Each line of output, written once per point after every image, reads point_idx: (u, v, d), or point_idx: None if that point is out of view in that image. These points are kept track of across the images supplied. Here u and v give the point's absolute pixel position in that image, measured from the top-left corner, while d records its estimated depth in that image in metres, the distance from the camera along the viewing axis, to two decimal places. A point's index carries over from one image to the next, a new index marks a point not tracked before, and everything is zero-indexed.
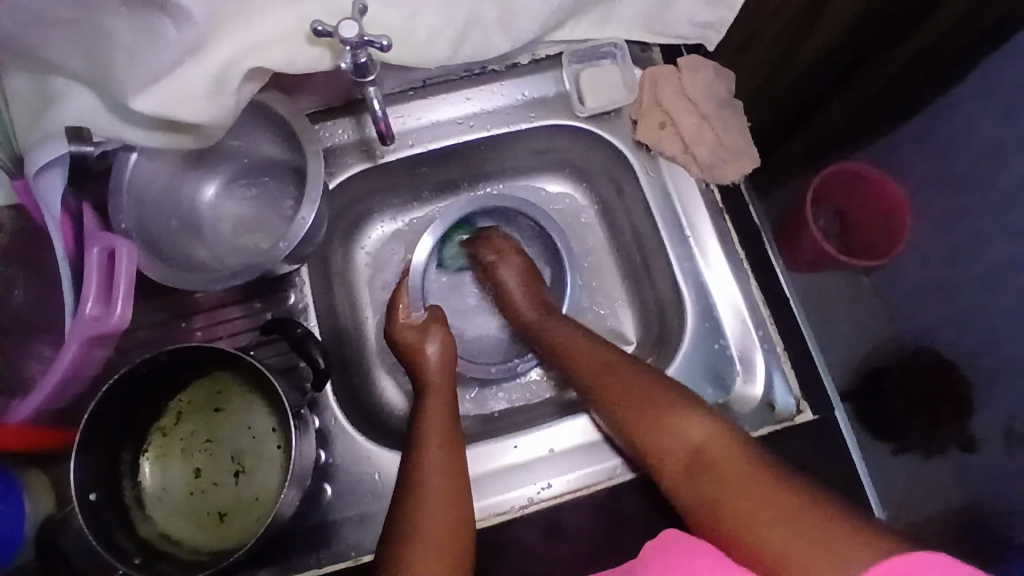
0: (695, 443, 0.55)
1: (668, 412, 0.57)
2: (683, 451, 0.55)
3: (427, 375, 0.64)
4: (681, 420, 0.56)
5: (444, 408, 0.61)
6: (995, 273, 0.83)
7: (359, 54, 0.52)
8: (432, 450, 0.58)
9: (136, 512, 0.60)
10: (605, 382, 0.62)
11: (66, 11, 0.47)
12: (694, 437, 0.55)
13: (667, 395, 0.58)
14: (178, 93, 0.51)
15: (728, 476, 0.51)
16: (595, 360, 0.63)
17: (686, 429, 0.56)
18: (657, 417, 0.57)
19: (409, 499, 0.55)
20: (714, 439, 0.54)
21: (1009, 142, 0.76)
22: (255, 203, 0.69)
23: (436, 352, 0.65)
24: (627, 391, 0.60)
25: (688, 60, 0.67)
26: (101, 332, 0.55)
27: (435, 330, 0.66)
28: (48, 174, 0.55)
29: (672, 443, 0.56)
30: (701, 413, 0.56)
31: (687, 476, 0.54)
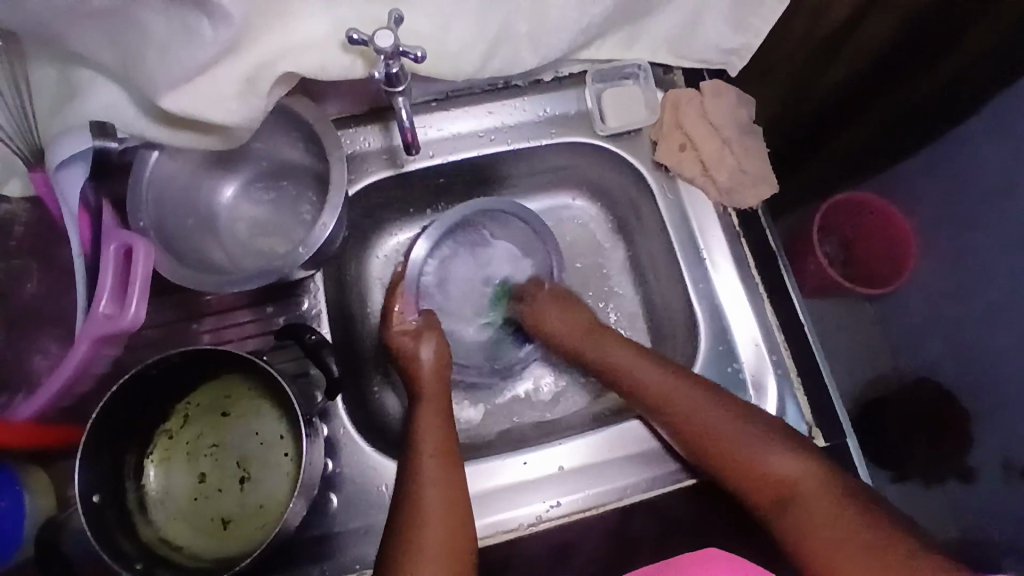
0: (788, 476, 0.55)
1: (756, 446, 0.57)
2: (772, 486, 0.55)
3: (419, 383, 0.64)
4: (768, 451, 0.56)
5: (441, 420, 0.61)
6: (998, 310, 0.83)
7: (392, 65, 0.53)
8: (428, 460, 0.57)
9: (138, 515, 0.59)
10: (686, 416, 0.60)
11: (98, 7, 0.47)
12: (785, 470, 0.55)
13: (755, 430, 0.57)
14: (207, 96, 0.51)
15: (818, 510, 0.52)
16: (656, 386, 0.62)
17: (776, 464, 0.55)
18: (745, 448, 0.57)
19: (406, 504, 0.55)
20: (805, 476, 0.54)
21: (1017, 178, 0.77)
22: (273, 206, 0.69)
23: (430, 357, 0.65)
24: (710, 427, 0.59)
25: (710, 84, 0.68)
26: (112, 331, 0.54)
27: (428, 337, 0.66)
28: (68, 168, 0.54)
29: (763, 475, 0.56)
30: (793, 448, 0.56)
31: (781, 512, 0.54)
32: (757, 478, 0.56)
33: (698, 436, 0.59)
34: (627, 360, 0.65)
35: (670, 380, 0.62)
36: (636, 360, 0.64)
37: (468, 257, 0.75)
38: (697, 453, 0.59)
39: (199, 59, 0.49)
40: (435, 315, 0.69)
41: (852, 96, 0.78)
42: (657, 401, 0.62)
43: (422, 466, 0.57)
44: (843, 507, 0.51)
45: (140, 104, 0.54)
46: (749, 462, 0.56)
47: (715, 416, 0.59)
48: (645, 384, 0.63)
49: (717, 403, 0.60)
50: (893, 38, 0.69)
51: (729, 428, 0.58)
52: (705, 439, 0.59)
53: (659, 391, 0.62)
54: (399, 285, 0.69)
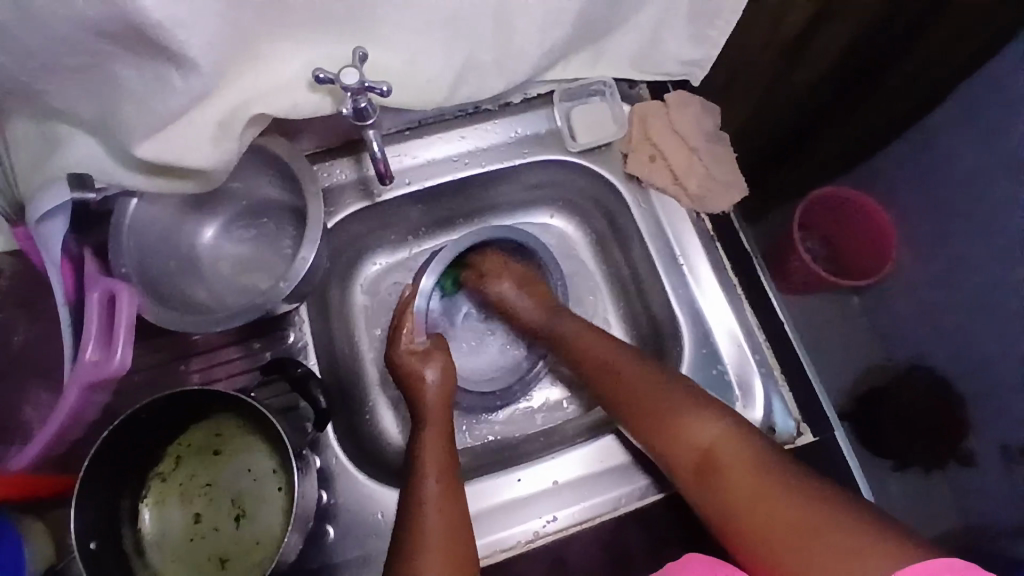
0: (704, 445, 0.55)
1: (678, 411, 0.57)
2: (688, 449, 0.56)
3: (424, 407, 0.64)
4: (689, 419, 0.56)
5: (442, 439, 0.61)
6: (983, 293, 0.86)
7: (359, 99, 0.54)
8: (430, 483, 0.57)
9: (135, 559, 0.59)
10: (620, 380, 0.62)
11: (70, 63, 0.48)
12: (703, 437, 0.55)
13: (680, 395, 0.58)
14: (181, 141, 0.53)
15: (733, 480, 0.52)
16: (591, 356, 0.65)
17: (693, 428, 0.56)
18: (668, 414, 0.58)
19: (408, 526, 0.55)
20: (722, 444, 0.54)
21: (989, 164, 0.80)
22: (253, 243, 0.70)
23: (435, 381, 0.65)
24: (638, 392, 0.60)
25: (675, 96, 0.70)
26: (101, 376, 0.55)
27: (435, 359, 0.66)
28: (50, 222, 0.55)
29: (681, 444, 0.56)
30: (716, 413, 0.56)
31: (698, 474, 0.55)
32: (676, 442, 0.56)
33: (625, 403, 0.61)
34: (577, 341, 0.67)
35: (611, 350, 0.64)
36: (580, 334, 0.67)
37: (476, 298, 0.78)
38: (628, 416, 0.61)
39: (171, 108, 0.51)
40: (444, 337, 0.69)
41: (816, 97, 0.80)
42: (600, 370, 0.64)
43: (424, 489, 0.57)
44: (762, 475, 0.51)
45: (117, 154, 0.55)
46: (670, 423, 0.57)
47: (644, 381, 0.60)
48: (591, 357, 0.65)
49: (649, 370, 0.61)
50: (850, 39, 0.71)
51: (648, 394, 0.59)
52: (635, 401, 0.60)
53: (600, 362, 0.64)
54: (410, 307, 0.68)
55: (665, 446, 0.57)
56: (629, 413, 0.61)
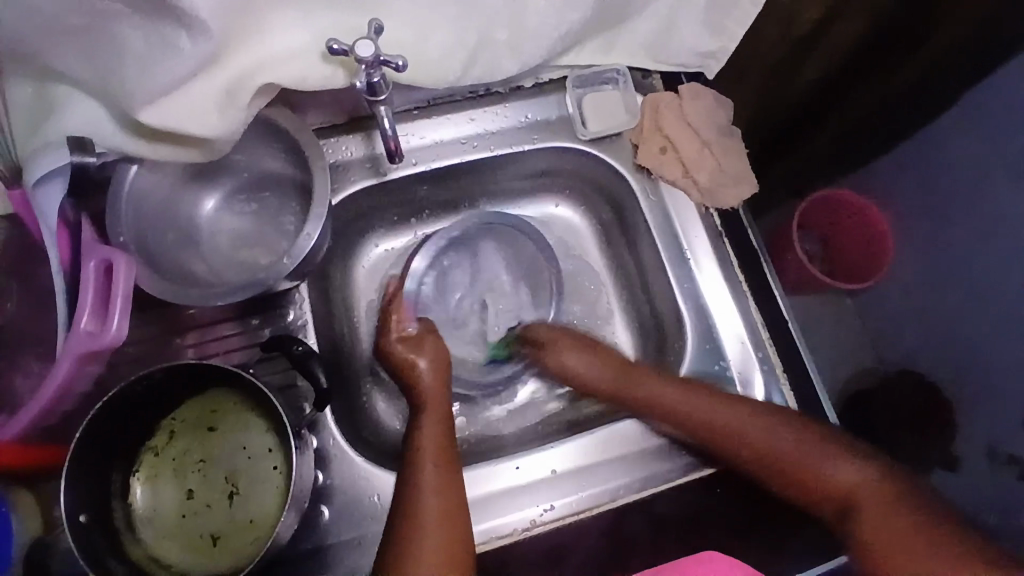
0: (844, 486, 0.57)
1: (811, 460, 0.58)
2: (832, 499, 0.57)
3: (423, 391, 0.63)
4: (822, 462, 0.58)
5: (442, 423, 0.61)
6: (978, 300, 0.87)
7: (373, 74, 0.53)
8: (428, 469, 0.57)
9: (126, 534, 0.58)
10: (733, 438, 0.61)
11: (75, 23, 0.47)
12: (842, 478, 0.57)
13: (815, 446, 0.59)
14: (186, 108, 0.51)
15: (871, 521, 0.54)
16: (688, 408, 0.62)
17: (830, 471, 0.57)
18: (805, 463, 0.58)
19: (406, 510, 0.55)
20: (862, 487, 0.56)
21: (992, 172, 0.81)
22: (255, 217, 0.69)
23: (428, 364, 0.64)
24: (763, 450, 0.59)
25: (688, 87, 0.69)
26: (95, 348, 0.53)
27: (427, 345, 0.65)
28: (47, 186, 0.54)
29: (821, 485, 0.58)
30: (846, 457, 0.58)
31: (840, 519, 0.56)
32: (816, 490, 0.58)
33: (756, 457, 0.60)
34: (660, 403, 0.63)
35: (716, 407, 0.62)
36: (668, 387, 0.64)
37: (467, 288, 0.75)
38: (755, 468, 0.60)
39: (177, 73, 0.49)
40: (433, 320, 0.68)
41: (822, 95, 0.80)
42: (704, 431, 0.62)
43: (422, 474, 0.56)
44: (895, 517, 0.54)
45: (120, 119, 0.53)
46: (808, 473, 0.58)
47: (768, 437, 0.60)
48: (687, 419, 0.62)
49: (765, 415, 0.61)
50: (860, 37, 0.70)
51: (790, 445, 0.59)
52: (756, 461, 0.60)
53: (703, 422, 0.62)
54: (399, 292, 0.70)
55: (806, 498, 0.58)
56: (754, 460, 0.60)
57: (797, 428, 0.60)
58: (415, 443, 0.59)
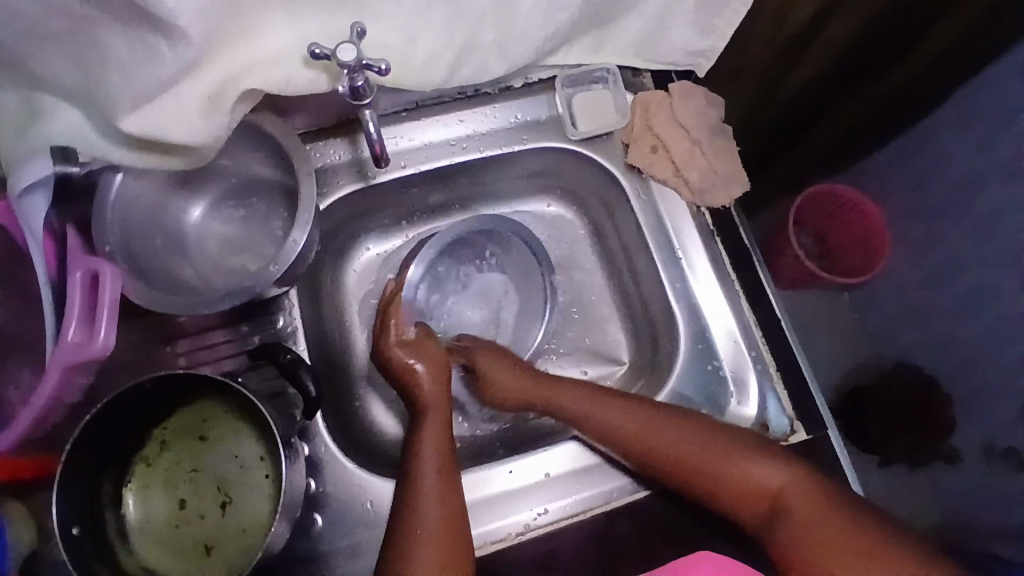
0: (774, 487, 0.56)
1: (734, 462, 0.58)
2: (760, 501, 0.57)
3: (422, 395, 0.62)
4: (750, 464, 0.57)
5: (441, 427, 0.60)
6: (972, 295, 0.87)
7: (357, 79, 0.52)
8: (429, 478, 0.56)
9: (119, 545, 0.57)
10: (656, 444, 0.59)
11: (54, 29, 0.46)
12: (771, 480, 0.57)
13: (740, 452, 0.58)
14: (168, 115, 0.50)
15: (807, 520, 0.54)
16: (605, 417, 0.61)
17: (756, 474, 0.57)
18: (733, 466, 0.58)
19: (406, 517, 0.54)
20: (788, 486, 0.56)
21: (985, 167, 0.80)
22: (243, 223, 0.68)
23: (426, 367, 0.62)
24: (689, 454, 0.59)
25: (679, 86, 0.68)
26: (82, 358, 0.53)
27: (426, 348, 0.64)
28: (32, 197, 0.53)
29: (749, 489, 0.57)
30: (771, 457, 0.58)
31: (770, 521, 0.56)
32: (741, 492, 0.57)
33: (675, 464, 0.59)
34: (587, 409, 0.62)
35: (642, 413, 0.61)
36: (590, 396, 0.63)
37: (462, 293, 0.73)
38: (674, 477, 0.59)
39: (158, 80, 0.49)
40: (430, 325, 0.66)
41: (816, 94, 0.79)
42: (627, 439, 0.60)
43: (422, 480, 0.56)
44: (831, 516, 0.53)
45: (101, 127, 0.53)
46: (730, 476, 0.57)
47: (691, 444, 0.59)
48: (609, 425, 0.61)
49: (690, 422, 0.60)
50: (856, 35, 0.69)
51: (707, 450, 0.58)
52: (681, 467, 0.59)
53: (626, 431, 0.61)
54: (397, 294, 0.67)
55: (731, 500, 0.58)
56: (672, 468, 0.59)
57: (715, 432, 0.59)
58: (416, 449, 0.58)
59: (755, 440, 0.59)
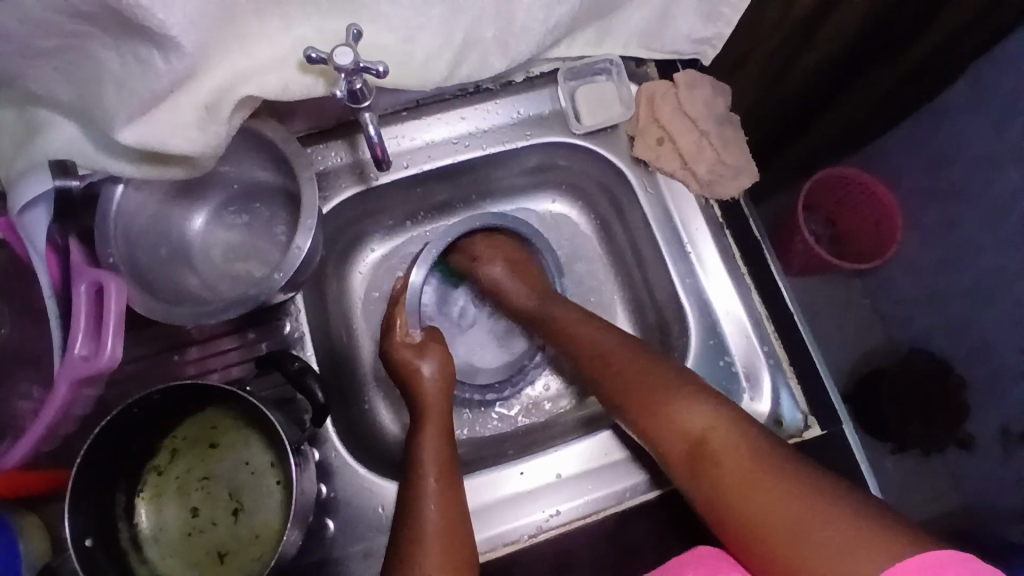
0: (699, 428, 0.52)
1: (675, 395, 0.55)
2: (682, 437, 0.53)
3: (423, 400, 0.62)
4: (684, 403, 0.54)
5: (442, 433, 0.59)
6: (988, 280, 0.85)
7: (355, 81, 0.51)
8: (430, 481, 0.56)
9: (133, 556, 0.58)
10: (604, 360, 0.60)
11: (45, 45, 0.46)
12: (697, 421, 0.52)
13: (672, 380, 0.56)
14: (166, 125, 0.50)
15: (727, 468, 0.49)
16: (584, 337, 0.63)
17: (687, 413, 0.53)
18: (668, 401, 0.55)
19: (407, 524, 0.53)
20: (717, 427, 0.51)
21: (998, 148, 0.78)
22: (246, 229, 0.67)
23: (432, 374, 0.63)
24: (633, 372, 0.58)
25: (685, 75, 0.67)
26: (91, 371, 0.53)
27: (431, 351, 0.65)
28: (32, 212, 0.53)
29: (674, 427, 0.53)
30: (709, 399, 0.54)
31: (689, 459, 0.52)
32: (667, 427, 0.54)
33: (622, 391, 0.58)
34: (563, 322, 0.65)
35: (597, 337, 0.62)
36: (576, 321, 0.64)
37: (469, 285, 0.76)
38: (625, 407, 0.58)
39: (153, 90, 0.48)
40: (438, 328, 0.68)
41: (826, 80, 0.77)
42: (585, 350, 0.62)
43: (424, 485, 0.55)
44: (760, 463, 0.48)
45: (99, 138, 0.52)
46: (653, 407, 0.55)
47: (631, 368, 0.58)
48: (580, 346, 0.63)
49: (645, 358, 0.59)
50: (866, 18, 0.67)
51: (649, 383, 0.57)
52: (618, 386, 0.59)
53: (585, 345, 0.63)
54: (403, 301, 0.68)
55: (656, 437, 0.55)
56: (619, 397, 0.58)
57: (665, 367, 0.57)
58: (416, 456, 0.58)
59: (704, 386, 0.55)
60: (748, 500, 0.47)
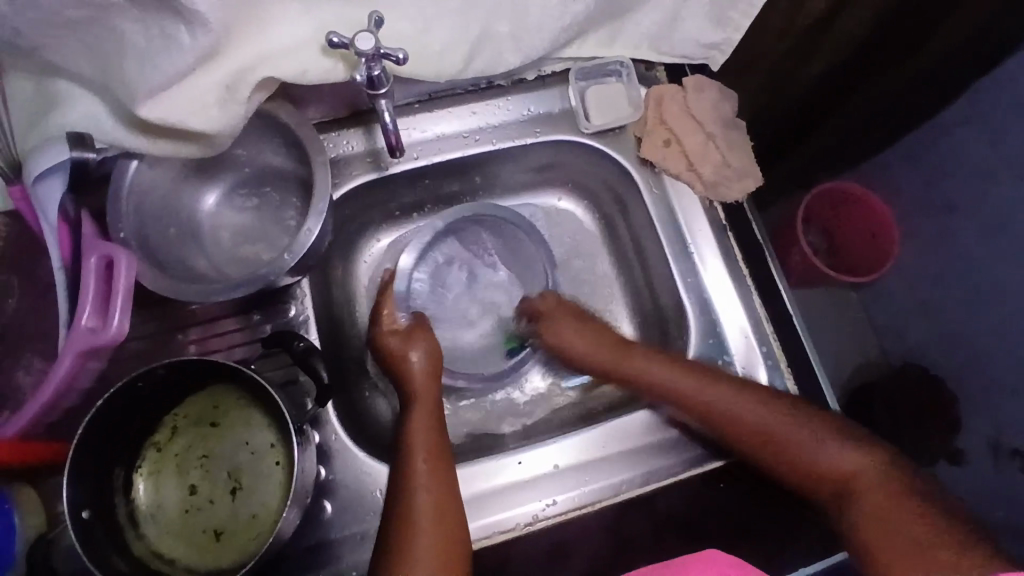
0: (845, 469, 0.56)
1: (812, 438, 0.58)
2: (829, 479, 0.57)
3: (413, 387, 0.62)
4: (823, 444, 0.58)
5: (432, 423, 0.60)
6: (982, 294, 0.86)
7: (373, 67, 0.52)
8: (418, 470, 0.56)
9: (130, 530, 0.58)
10: (716, 408, 0.61)
11: (73, 17, 0.47)
12: (842, 461, 0.56)
13: (807, 422, 0.59)
14: (186, 102, 0.50)
15: (871, 503, 0.53)
16: (666, 377, 0.63)
17: (828, 453, 0.57)
18: (802, 444, 0.58)
19: (397, 513, 0.54)
20: (862, 468, 0.56)
21: (995, 164, 0.80)
22: (256, 212, 0.68)
23: (421, 361, 0.63)
24: (758, 419, 0.60)
25: (693, 79, 0.68)
26: (98, 343, 0.53)
27: (418, 340, 0.64)
28: (47, 182, 0.54)
29: (820, 468, 0.57)
30: (846, 441, 0.57)
31: (840, 498, 0.56)
32: (812, 471, 0.57)
33: (745, 435, 0.60)
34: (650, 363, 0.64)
35: (688, 378, 0.62)
36: (665, 360, 0.64)
37: (470, 278, 0.75)
38: (745, 448, 0.60)
39: (175, 67, 0.49)
40: (425, 317, 0.67)
41: (830, 90, 0.78)
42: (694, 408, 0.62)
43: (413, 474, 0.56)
44: (898, 498, 0.53)
45: (117, 113, 0.53)
46: (795, 445, 0.58)
47: (761, 413, 0.60)
48: (674, 387, 0.63)
49: (765, 394, 0.61)
50: (872, 31, 0.68)
51: (784, 429, 0.59)
52: (747, 433, 0.60)
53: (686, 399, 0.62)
54: (388, 289, 0.69)
55: (799, 477, 0.58)
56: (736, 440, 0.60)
57: (796, 408, 0.60)
58: (408, 443, 0.58)
59: (834, 423, 0.59)
60: (892, 538, 0.51)
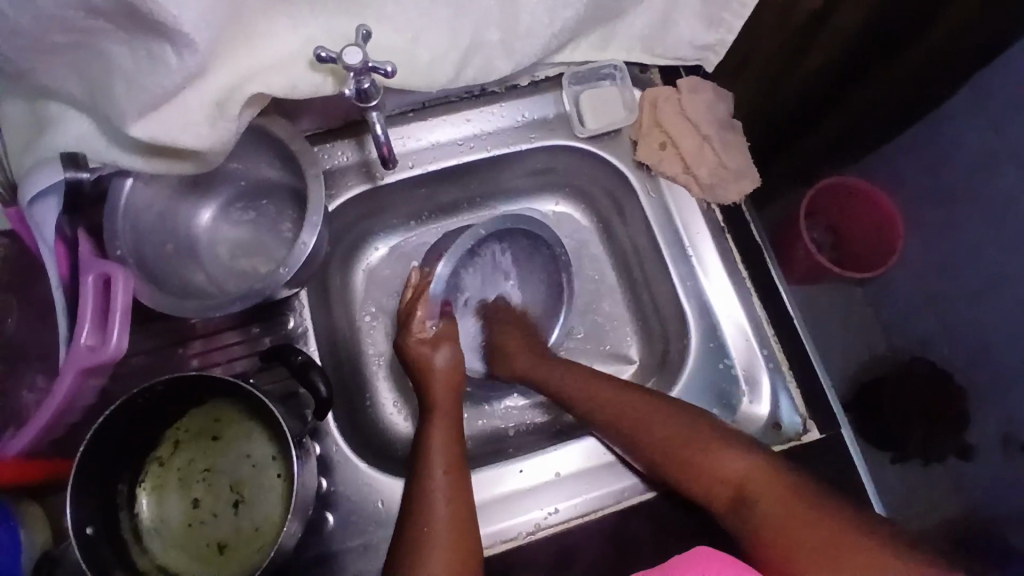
0: (739, 475, 0.54)
1: (709, 447, 0.56)
2: (726, 487, 0.54)
3: (433, 392, 0.62)
4: (721, 453, 0.55)
5: (450, 429, 0.60)
6: (988, 288, 0.85)
7: (363, 80, 0.52)
8: (437, 476, 0.56)
9: (134, 545, 0.58)
10: (627, 415, 0.61)
11: (61, 39, 0.47)
12: (737, 469, 0.54)
13: (709, 433, 0.57)
14: (176, 121, 0.51)
15: (767, 508, 0.51)
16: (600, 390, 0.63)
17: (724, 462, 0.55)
18: (701, 453, 0.56)
19: (415, 519, 0.54)
20: (755, 474, 0.53)
21: (999, 156, 0.79)
22: (254, 225, 0.68)
23: (445, 364, 0.63)
24: (662, 430, 0.58)
25: (687, 81, 0.68)
26: (97, 362, 0.54)
27: (447, 345, 0.63)
28: (41, 204, 0.54)
29: (716, 477, 0.55)
30: (745, 448, 0.55)
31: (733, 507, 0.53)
32: (705, 481, 0.55)
33: (652, 447, 0.59)
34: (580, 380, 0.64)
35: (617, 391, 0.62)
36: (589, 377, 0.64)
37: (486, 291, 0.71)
38: (651, 459, 0.59)
39: (164, 87, 0.49)
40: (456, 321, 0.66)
41: (829, 84, 0.77)
42: (612, 413, 0.61)
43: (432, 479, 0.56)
44: (793, 499, 0.50)
45: (110, 133, 0.53)
46: (693, 455, 0.56)
47: (667, 420, 0.59)
48: (602, 400, 0.62)
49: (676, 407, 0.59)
50: (868, 23, 0.67)
51: (684, 438, 0.57)
52: (650, 438, 0.59)
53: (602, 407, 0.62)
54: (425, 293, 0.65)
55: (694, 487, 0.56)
56: (644, 452, 0.59)
57: (704, 419, 0.58)
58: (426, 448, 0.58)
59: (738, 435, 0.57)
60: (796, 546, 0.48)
